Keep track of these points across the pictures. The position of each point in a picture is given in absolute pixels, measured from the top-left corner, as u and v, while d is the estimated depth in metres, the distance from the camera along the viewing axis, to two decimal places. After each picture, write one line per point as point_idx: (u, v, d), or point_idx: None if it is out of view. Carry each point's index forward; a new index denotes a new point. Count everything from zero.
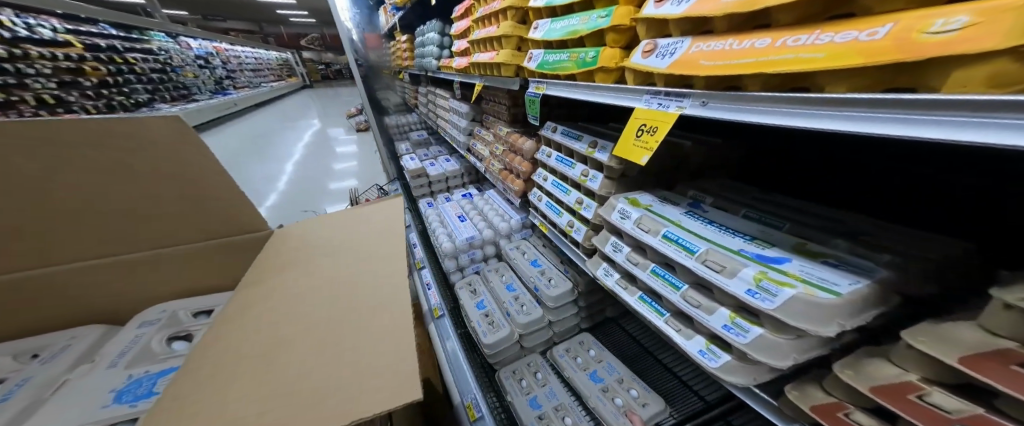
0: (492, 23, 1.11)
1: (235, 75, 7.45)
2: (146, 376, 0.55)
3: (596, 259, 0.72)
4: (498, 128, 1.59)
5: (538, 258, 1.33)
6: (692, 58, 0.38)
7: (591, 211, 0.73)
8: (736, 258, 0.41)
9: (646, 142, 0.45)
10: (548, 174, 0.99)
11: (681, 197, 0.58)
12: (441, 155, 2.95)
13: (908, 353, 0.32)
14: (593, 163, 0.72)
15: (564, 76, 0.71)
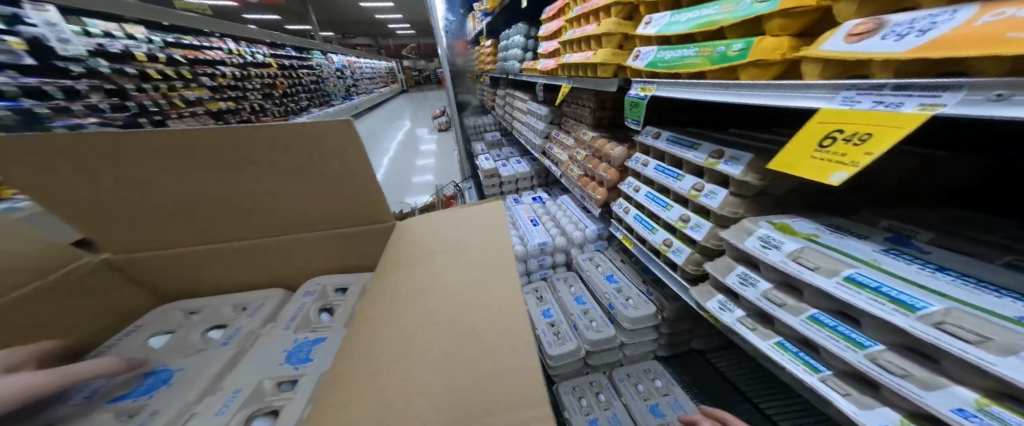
0: (590, 23, 1.04)
1: (350, 82, 8.90)
2: (307, 342, 0.56)
3: (706, 288, 0.59)
4: (579, 131, 1.51)
5: (614, 274, 1.23)
6: (975, 29, 0.21)
7: (702, 233, 0.60)
8: (1001, 325, 0.26)
9: (840, 153, 0.31)
10: (641, 184, 0.87)
11: (872, 231, 0.43)
12: (514, 157, 3.00)
13: None
14: (712, 176, 0.59)
15: (686, 75, 0.59)
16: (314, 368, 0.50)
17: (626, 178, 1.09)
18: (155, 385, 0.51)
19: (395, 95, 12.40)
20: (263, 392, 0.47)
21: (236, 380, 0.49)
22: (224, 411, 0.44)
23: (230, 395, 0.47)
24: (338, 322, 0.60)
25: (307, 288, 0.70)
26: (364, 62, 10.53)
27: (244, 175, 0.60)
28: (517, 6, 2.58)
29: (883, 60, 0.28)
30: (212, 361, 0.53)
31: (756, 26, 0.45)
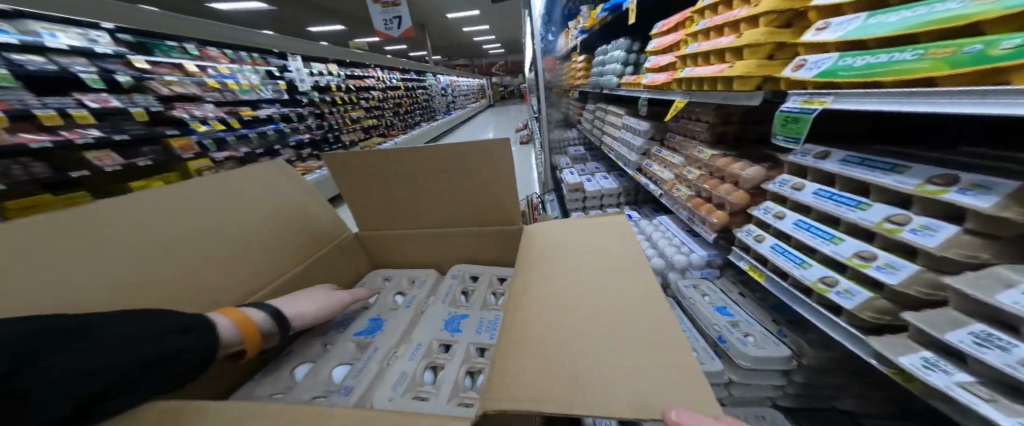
0: (723, 33, 0.97)
1: (449, 99, 10.06)
2: (456, 316, 0.72)
3: (909, 345, 0.41)
4: (691, 148, 1.38)
5: (728, 306, 1.02)
6: None
7: (891, 279, 0.43)
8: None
9: None
10: (790, 212, 0.67)
11: None
12: (599, 172, 2.90)
13: None
14: (932, 208, 0.43)
15: (899, 83, 0.48)
16: (464, 339, 0.64)
17: (761, 201, 0.95)
18: (372, 330, 0.72)
19: (481, 110, 13.43)
20: (431, 349, 0.63)
21: (415, 336, 0.66)
22: (412, 359, 0.60)
23: (414, 347, 0.63)
24: (477, 305, 0.74)
25: (453, 272, 0.86)
26: (459, 80, 11.78)
27: (425, 174, 0.77)
28: (620, 22, 2.55)
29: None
30: (400, 319, 0.72)
31: None
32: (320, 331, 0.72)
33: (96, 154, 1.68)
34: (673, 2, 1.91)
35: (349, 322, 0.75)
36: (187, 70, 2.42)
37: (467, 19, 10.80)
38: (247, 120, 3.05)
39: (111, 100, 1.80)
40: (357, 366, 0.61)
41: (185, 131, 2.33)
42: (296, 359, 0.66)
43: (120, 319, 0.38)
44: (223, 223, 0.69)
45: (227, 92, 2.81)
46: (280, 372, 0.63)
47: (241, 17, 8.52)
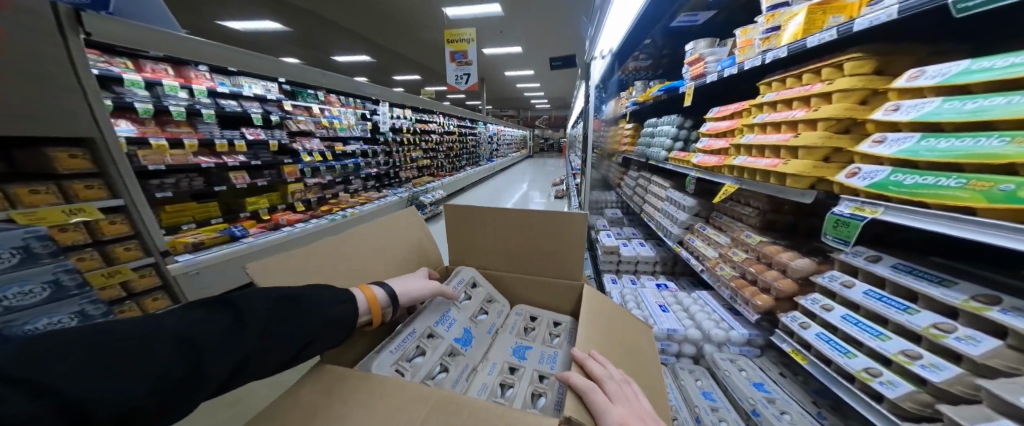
0: (779, 130, 1.09)
1: (495, 148, 10.90)
2: (522, 346, 0.92)
3: None
4: (737, 230, 1.43)
5: (765, 383, 1.03)
6: None
7: (938, 376, 0.50)
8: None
9: None
10: (835, 303, 0.72)
11: None
12: (635, 237, 2.93)
13: None
14: (978, 322, 0.49)
15: (940, 206, 0.52)
16: (529, 365, 0.85)
17: (809, 291, 0.97)
18: (465, 341, 0.86)
19: (522, 161, 14.22)
20: (504, 369, 0.84)
21: (490, 357, 0.88)
22: (490, 374, 0.82)
23: (490, 365, 0.85)
24: (538, 339, 0.95)
25: (517, 310, 1.06)
26: (506, 133, 12.84)
27: (521, 220, 1.00)
28: (675, 102, 2.78)
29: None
30: (483, 340, 0.91)
31: None
32: (426, 318, 0.84)
33: (236, 174, 2.55)
34: (728, 94, 2.09)
35: (451, 321, 0.88)
36: (313, 111, 3.24)
37: (523, 80, 12.02)
38: (338, 154, 3.65)
39: (260, 134, 2.68)
40: (454, 373, 0.77)
41: (297, 160, 3.05)
42: (412, 337, 0.78)
43: (208, 330, 0.45)
44: (381, 243, 0.93)
45: (330, 130, 3.42)
46: (404, 346, 0.75)
47: (342, 66, 10.40)
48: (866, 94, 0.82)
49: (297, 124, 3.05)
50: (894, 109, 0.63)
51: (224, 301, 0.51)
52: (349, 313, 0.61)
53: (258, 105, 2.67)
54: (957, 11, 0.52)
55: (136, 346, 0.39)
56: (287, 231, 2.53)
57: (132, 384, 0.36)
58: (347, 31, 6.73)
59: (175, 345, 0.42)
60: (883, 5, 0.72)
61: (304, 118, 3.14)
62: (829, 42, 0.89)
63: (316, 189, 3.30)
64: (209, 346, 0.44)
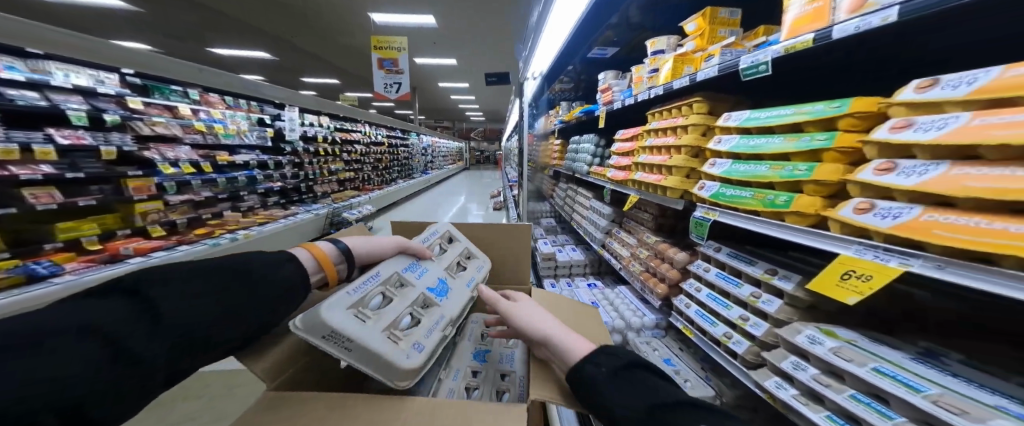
0: (660, 151, 1.37)
1: (429, 161, 10.62)
2: (481, 351, 0.96)
3: (765, 371, 0.67)
4: (641, 233, 1.71)
5: (673, 358, 1.23)
6: (922, 223, 0.42)
7: (760, 329, 0.72)
8: (986, 409, 0.38)
9: (859, 287, 0.47)
10: (703, 285, 0.96)
11: (907, 347, 0.54)
12: (568, 244, 3.20)
13: None
14: (769, 287, 0.75)
15: (741, 209, 0.76)
16: (489, 366, 0.89)
17: (689, 278, 1.24)
18: (439, 291, 0.82)
19: (459, 173, 14.14)
20: (466, 373, 0.87)
21: (453, 365, 0.90)
22: (455, 379, 0.84)
23: (454, 371, 0.87)
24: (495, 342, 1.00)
25: (473, 319, 1.11)
26: (441, 144, 12.62)
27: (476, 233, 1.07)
28: (592, 124, 3.17)
29: (909, 190, 0.45)
30: (460, 293, 0.88)
31: (793, 186, 0.65)
32: (394, 263, 0.79)
33: (34, 191, 1.80)
34: (631, 119, 2.50)
35: (421, 270, 0.83)
36: (178, 112, 2.64)
37: (456, 91, 12.04)
38: (219, 164, 3.08)
39: (84, 138, 2.00)
40: (426, 322, 0.72)
41: (151, 173, 2.40)
42: (374, 280, 0.70)
43: (125, 318, 0.39)
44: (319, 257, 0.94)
45: (207, 136, 2.92)
46: (365, 289, 0.66)
47: (236, 59, 8.81)
48: (709, 126, 1.11)
49: (151, 126, 2.41)
50: (719, 141, 0.89)
51: (126, 285, 0.43)
52: (297, 274, 0.63)
53: (80, 100, 2.02)
54: (744, 75, 0.75)
55: (34, 344, 0.32)
56: (130, 264, 1.93)
57: (67, 381, 0.32)
58: (235, 19, 5.74)
59: (86, 337, 0.35)
60: (711, 62, 0.99)
61: (164, 119, 2.52)
62: (685, 86, 1.17)
63: (183, 208, 2.67)
64: (136, 332, 0.39)
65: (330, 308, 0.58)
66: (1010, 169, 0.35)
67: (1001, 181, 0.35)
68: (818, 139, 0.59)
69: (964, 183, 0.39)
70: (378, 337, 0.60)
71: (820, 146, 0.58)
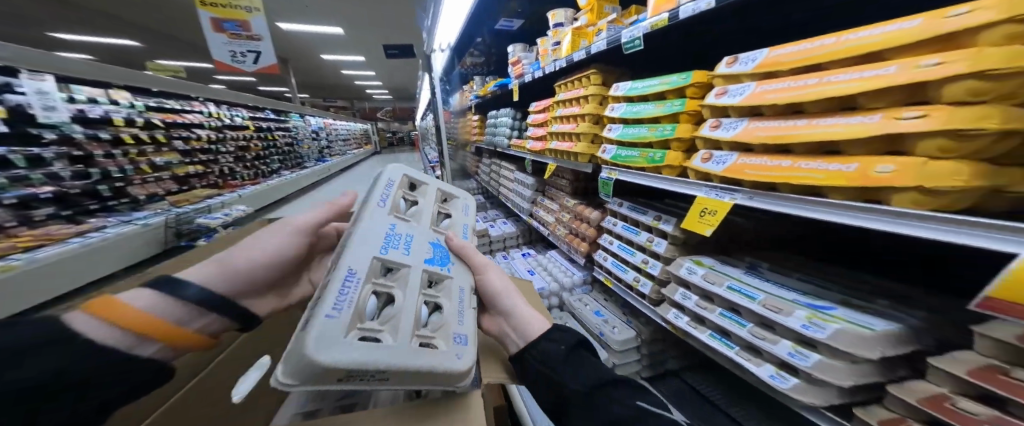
0: (569, 121, 1.48)
1: (330, 146, 9.21)
2: None
3: (665, 306, 0.85)
4: (562, 199, 1.86)
5: (601, 309, 1.39)
6: (744, 167, 0.60)
7: (658, 268, 0.93)
8: (790, 303, 0.57)
9: (709, 220, 0.66)
10: (614, 238, 1.20)
11: (740, 262, 0.77)
12: (498, 218, 3.28)
13: (981, 342, 0.40)
14: (658, 232, 0.96)
15: (634, 167, 0.96)
16: None
17: (603, 233, 1.44)
18: (440, 261, 0.62)
19: (370, 157, 12.74)
20: None
21: None
22: None
23: None
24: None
25: None
26: (342, 126, 11.02)
27: None
28: (506, 97, 3.17)
29: (729, 140, 0.65)
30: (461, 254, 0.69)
31: (665, 143, 0.86)
32: (372, 236, 0.53)
33: None
34: (542, 91, 2.60)
35: (409, 238, 0.60)
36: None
37: (352, 63, 10.46)
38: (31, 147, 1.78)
39: None
40: (449, 307, 0.54)
41: None
42: (359, 275, 0.46)
43: None
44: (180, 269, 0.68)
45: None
46: (356, 292, 0.43)
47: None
48: (606, 96, 1.24)
49: None
50: (613, 109, 1.09)
51: None
52: None
53: None
54: (627, 48, 0.84)
55: None
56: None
57: None
58: None
59: None
60: (601, 36, 1.09)
61: None
62: (584, 58, 1.27)
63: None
64: None
65: (335, 345, 0.35)
66: (783, 121, 0.54)
67: (775, 129, 0.55)
68: (676, 105, 0.81)
69: (755, 133, 0.59)
70: (414, 353, 0.43)
71: (676, 111, 0.80)
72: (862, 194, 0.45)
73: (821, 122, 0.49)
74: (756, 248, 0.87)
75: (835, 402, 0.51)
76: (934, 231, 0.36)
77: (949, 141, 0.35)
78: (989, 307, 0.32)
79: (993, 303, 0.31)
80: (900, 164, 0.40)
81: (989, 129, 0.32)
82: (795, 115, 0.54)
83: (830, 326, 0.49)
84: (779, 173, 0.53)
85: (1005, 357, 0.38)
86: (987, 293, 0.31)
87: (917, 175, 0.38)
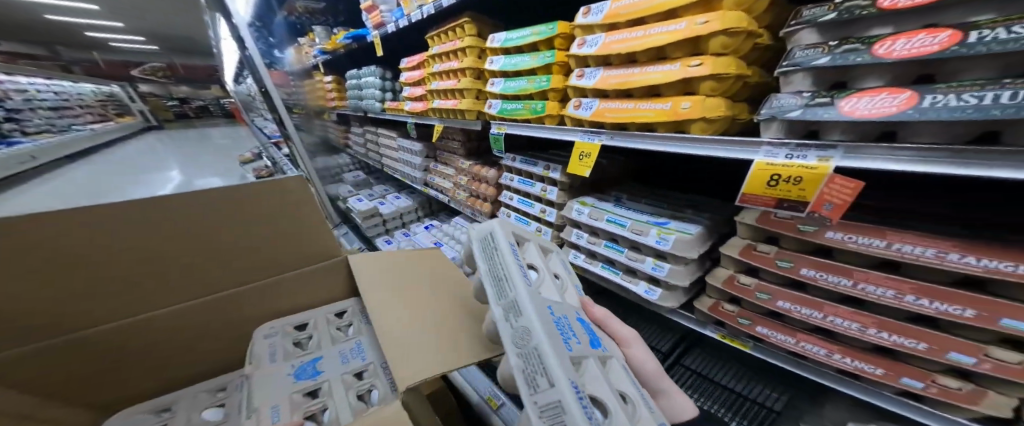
0: (449, 76, 1.38)
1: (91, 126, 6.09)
2: (306, 362, 0.63)
3: (566, 249, 0.96)
4: (456, 162, 1.80)
5: None
6: (606, 111, 0.69)
7: (554, 215, 1.04)
8: (647, 225, 0.73)
9: (587, 162, 0.76)
10: (513, 194, 1.26)
11: (609, 197, 0.93)
12: (389, 193, 2.96)
13: (740, 227, 0.58)
14: (549, 181, 1.06)
15: (520, 119, 1.01)
16: (331, 374, 0.60)
17: (502, 191, 1.48)
18: (598, 340, 0.45)
19: None
20: (297, 402, 0.55)
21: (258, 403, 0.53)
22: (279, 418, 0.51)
23: (270, 410, 0.52)
24: (325, 342, 0.67)
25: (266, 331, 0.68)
26: None
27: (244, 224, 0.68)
28: (367, 50, 2.69)
29: (591, 88, 0.73)
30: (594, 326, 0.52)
31: (541, 94, 0.91)
32: (559, 347, 0.35)
33: None
34: (411, 44, 2.30)
35: (568, 323, 0.42)
36: None
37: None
38: None
39: None
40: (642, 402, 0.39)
41: None
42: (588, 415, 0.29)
43: None
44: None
45: None
46: None
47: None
48: (483, 47, 1.20)
49: None
50: (492, 61, 1.07)
51: None
52: None
53: None
54: None
55: None
56: None
57: None
58: None
59: None
60: None
61: None
62: (453, 4, 1.16)
63: None
64: None
65: None
66: (625, 70, 0.64)
67: (622, 76, 0.64)
68: (548, 56, 0.85)
69: (608, 80, 0.67)
70: None
71: (549, 62, 0.85)
72: (674, 126, 0.59)
73: (649, 70, 0.60)
74: (620, 183, 1.06)
75: (682, 300, 0.72)
76: (731, 153, 0.49)
77: (714, 83, 0.51)
78: (747, 201, 0.49)
79: (749, 197, 0.48)
80: (692, 101, 0.53)
81: (729, 74, 0.50)
82: (632, 64, 0.64)
83: (671, 237, 0.66)
84: (626, 115, 0.64)
85: (751, 235, 0.57)
86: (744, 191, 0.48)
87: (702, 108, 0.52)
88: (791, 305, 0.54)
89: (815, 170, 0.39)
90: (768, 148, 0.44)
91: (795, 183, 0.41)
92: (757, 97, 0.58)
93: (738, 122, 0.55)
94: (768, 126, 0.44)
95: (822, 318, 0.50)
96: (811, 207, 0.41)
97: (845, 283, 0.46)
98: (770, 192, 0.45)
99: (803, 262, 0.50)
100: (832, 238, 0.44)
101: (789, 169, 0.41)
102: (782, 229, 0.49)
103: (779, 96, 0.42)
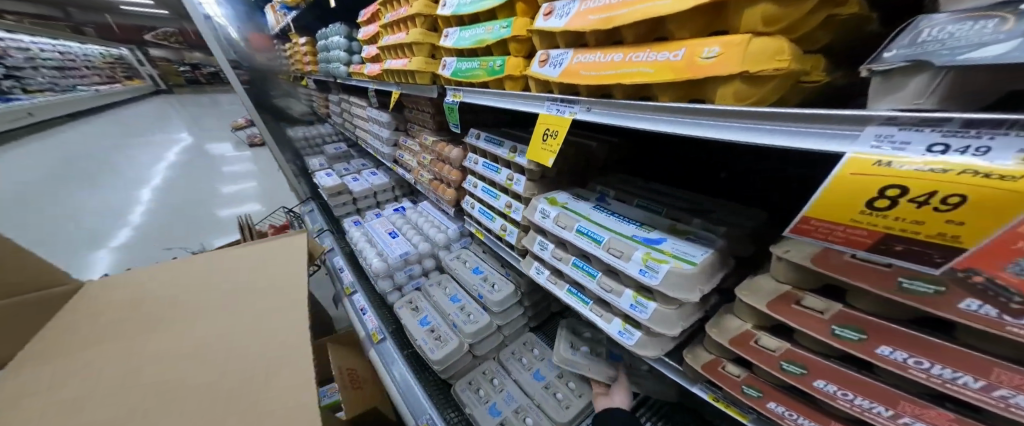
0: (400, 28, 1.10)
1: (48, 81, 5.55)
2: None
3: (528, 259, 0.76)
4: (422, 137, 1.53)
5: (480, 265, 1.27)
6: (583, 70, 0.46)
7: (519, 213, 0.82)
8: (630, 244, 0.52)
9: (551, 145, 0.54)
10: (477, 180, 1.03)
11: (592, 193, 0.71)
12: (366, 168, 2.65)
13: (779, 266, 0.39)
14: (516, 167, 0.82)
15: (478, 84, 0.76)
16: None
17: (467, 175, 1.23)
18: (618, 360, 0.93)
19: (154, 95, 8.46)
20: None
21: None
22: None
23: None
24: None
25: None
26: (67, 45, 6.64)
27: None
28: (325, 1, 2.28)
29: (561, 31, 0.49)
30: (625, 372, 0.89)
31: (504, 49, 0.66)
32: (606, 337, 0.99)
33: None
34: None
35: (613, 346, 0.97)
36: None
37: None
38: None
39: None
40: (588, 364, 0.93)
41: None
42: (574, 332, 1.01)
43: None
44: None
45: None
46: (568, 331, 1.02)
47: None
48: None
49: None
50: (445, 5, 0.80)
51: None
52: None
53: None
54: None
55: None
56: None
57: None
58: None
59: None
60: None
61: None
62: None
63: None
64: None
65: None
66: None
67: (606, 9, 0.40)
68: None
69: (587, 17, 0.43)
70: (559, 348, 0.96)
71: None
72: (686, 93, 0.36)
73: None
74: (610, 174, 0.83)
75: (668, 347, 0.53)
76: (799, 140, 0.26)
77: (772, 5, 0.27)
78: (807, 231, 0.28)
79: (812, 224, 0.27)
80: (723, 43, 0.29)
81: None
82: None
83: (663, 268, 0.46)
84: (611, 78, 0.41)
85: (793, 280, 0.38)
86: (803, 213, 0.27)
87: (743, 58, 0.28)
88: (837, 388, 0.37)
89: (1015, 182, 0.17)
90: (877, 128, 0.22)
91: (925, 206, 0.20)
92: (841, 47, 0.34)
93: (803, 88, 0.29)
94: (895, 82, 0.21)
95: (887, 417, 0.34)
96: (955, 262, 0.20)
97: (966, 382, 0.27)
98: (862, 221, 0.24)
99: (880, 335, 0.31)
100: (971, 312, 0.23)
101: (912, 177, 0.20)
102: (863, 282, 0.29)
103: (937, 19, 0.19)
